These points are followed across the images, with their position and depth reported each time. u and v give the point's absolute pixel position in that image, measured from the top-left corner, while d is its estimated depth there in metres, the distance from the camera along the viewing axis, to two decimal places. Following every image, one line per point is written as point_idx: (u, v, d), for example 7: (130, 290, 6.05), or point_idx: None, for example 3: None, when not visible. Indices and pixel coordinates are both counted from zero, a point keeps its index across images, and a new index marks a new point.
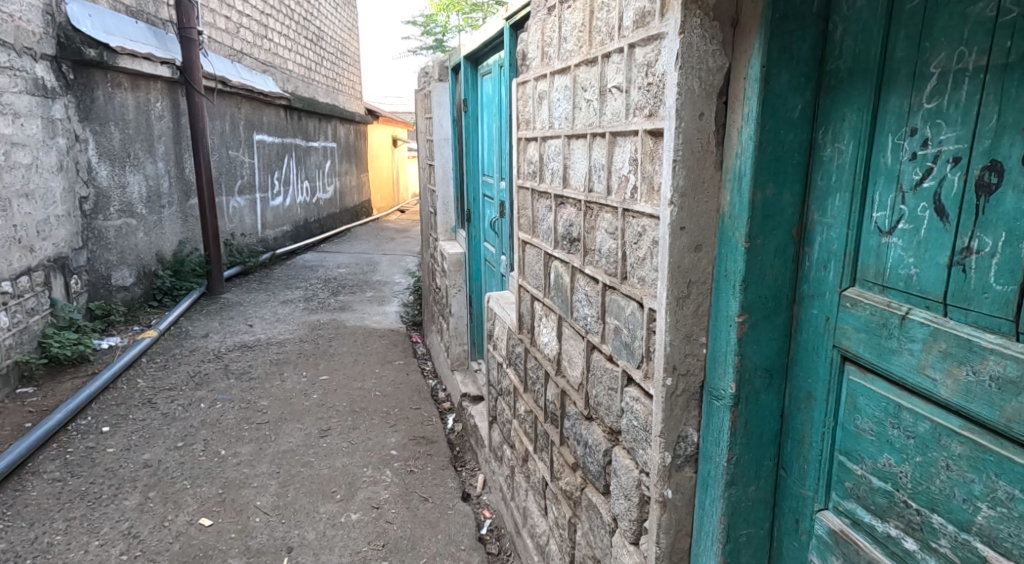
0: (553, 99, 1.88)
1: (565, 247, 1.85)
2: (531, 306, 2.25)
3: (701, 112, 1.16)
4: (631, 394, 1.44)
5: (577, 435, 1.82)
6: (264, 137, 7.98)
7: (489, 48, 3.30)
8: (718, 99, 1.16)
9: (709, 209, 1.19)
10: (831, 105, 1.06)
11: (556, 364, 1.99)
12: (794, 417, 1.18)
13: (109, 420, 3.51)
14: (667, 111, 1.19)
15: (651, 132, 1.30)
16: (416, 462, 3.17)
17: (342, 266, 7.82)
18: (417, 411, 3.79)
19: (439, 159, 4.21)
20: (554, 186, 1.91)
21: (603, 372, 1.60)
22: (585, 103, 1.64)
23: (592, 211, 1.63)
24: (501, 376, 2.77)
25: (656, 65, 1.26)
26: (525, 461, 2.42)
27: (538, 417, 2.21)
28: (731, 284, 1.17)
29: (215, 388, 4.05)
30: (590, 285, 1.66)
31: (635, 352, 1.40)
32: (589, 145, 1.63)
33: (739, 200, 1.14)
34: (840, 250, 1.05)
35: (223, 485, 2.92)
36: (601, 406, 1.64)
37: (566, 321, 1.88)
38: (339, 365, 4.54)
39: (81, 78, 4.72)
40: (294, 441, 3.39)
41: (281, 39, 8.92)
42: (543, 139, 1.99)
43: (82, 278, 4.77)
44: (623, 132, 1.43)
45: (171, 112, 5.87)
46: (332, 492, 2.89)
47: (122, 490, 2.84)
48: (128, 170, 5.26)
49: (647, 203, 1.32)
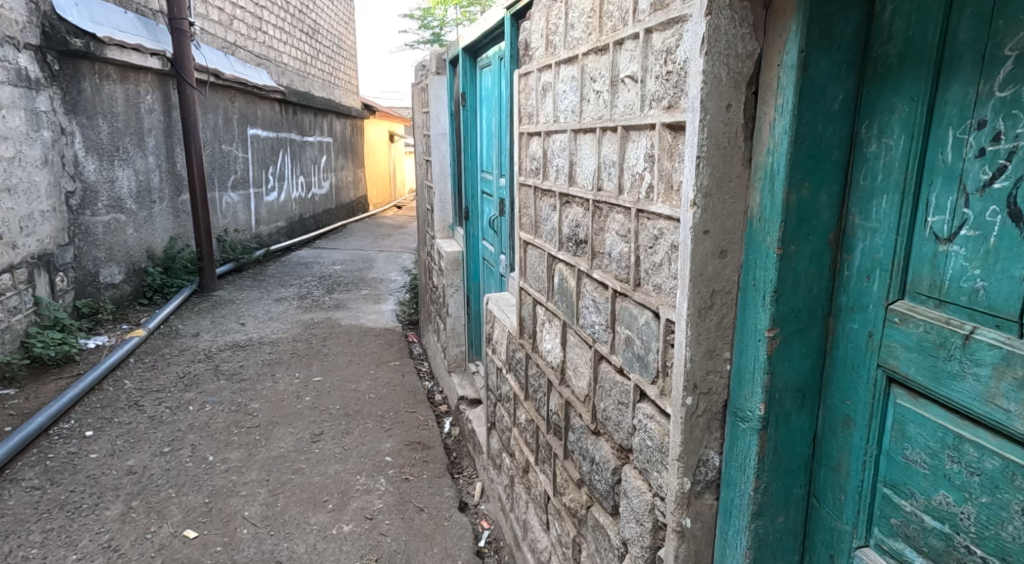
0: (559, 91, 1.76)
1: (570, 249, 1.74)
2: (533, 310, 2.13)
3: (728, 103, 1.04)
4: (644, 411, 1.33)
5: (583, 450, 1.71)
6: (258, 131, 7.84)
7: (489, 40, 3.18)
8: (747, 88, 1.04)
9: (736, 211, 1.08)
10: (877, 95, 0.94)
11: (560, 374, 1.88)
12: (827, 442, 1.06)
13: (93, 423, 3.39)
14: (690, 102, 1.07)
15: (669, 125, 1.18)
16: (411, 470, 3.05)
17: (338, 263, 7.70)
18: (413, 414, 3.68)
19: (436, 155, 4.12)
20: (559, 184, 1.79)
21: (613, 385, 1.49)
22: (593, 94, 1.52)
23: (601, 211, 1.52)
24: (501, 382, 2.66)
25: (677, 51, 1.14)
26: (527, 472, 2.31)
27: (540, 428, 2.10)
28: (760, 295, 1.05)
29: (204, 390, 3.93)
30: (598, 291, 1.55)
31: (649, 366, 1.29)
32: (598, 140, 1.51)
33: (771, 201, 1.02)
34: (885, 258, 0.94)
35: (211, 494, 2.80)
36: (609, 421, 1.53)
37: (571, 328, 1.77)
38: (334, 365, 4.42)
39: (67, 69, 4.58)
40: (285, 446, 3.27)
41: (275, 31, 8.78)
42: (547, 134, 1.87)
43: (68, 275, 4.64)
44: (637, 126, 1.31)
45: (162, 105, 5.73)
46: (324, 502, 2.77)
47: (103, 499, 2.71)
48: (117, 164, 5.13)
49: (664, 203, 1.20)
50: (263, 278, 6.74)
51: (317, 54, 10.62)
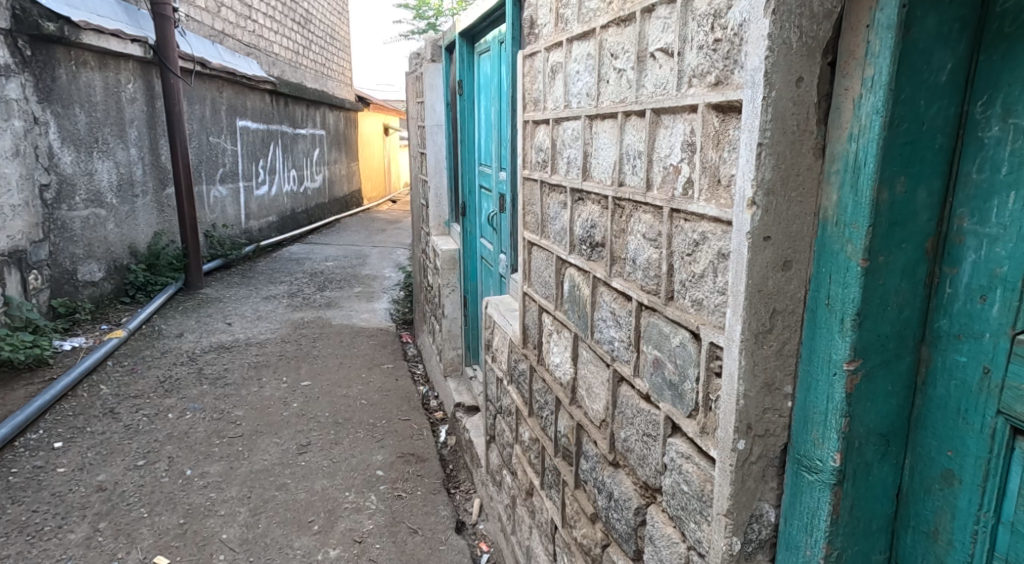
0: (571, 72, 1.54)
1: (584, 252, 1.53)
2: (539, 318, 1.92)
3: (799, 76, 0.83)
4: (677, 448, 1.12)
5: (598, 482, 1.50)
6: (247, 123, 7.59)
7: (488, 24, 2.97)
8: (822, 57, 0.83)
9: (803, 214, 0.87)
10: (1002, 62, 0.73)
11: (570, 393, 1.67)
12: (917, 500, 0.86)
13: (63, 434, 3.16)
14: (750, 76, 0.86)
15: (716, 105, 0.97)
16: (404, 486, 2.84)
17: (331, 259, 7.47)
18: (406, 422, 3.47)
19: (431, 146, 3.92)
20: (571, 178, 1.58)
21: (636, 413, 1.28)
22: (614, 74, 1.31)
23: (623, 209, 1.30)
24: (501, 394, 2.44)
25: (729, 13, 0.93)
26: (531, 495, 2.10)
27: (546, 449, 1.89)
28: (836, 318, 0.84)
29: (186, 396, 3.71)
30: (618, 302, 1.34)
31: (686, 397, 1.08)
32: (619, 127, 1.30)
33: (855, 200, 0.81)
34: (1012, 275, 0.73)
35: (186, 513, 2.58)
36: (631, 453, 1.32)
37: (583, 342, 1.56)
38: (324, 369, 4.20)
39: (40, 54, 4.33)
40: (269, 459, 3.05)
41: (265, 20, 8.50)
42: (555, 121, 1.66)
43: (43, 273, 4.40)
44: (671, 110, 1.09)
45: (145, 94, 5.48)
46: (309, 523, 2.56)
47: (68, 521, 2.49)
48: (95, 156, 4.88)
49: (709, 202, 0.99)
50: (252, 276, 6.49)
51: (309, 44, 10.33)
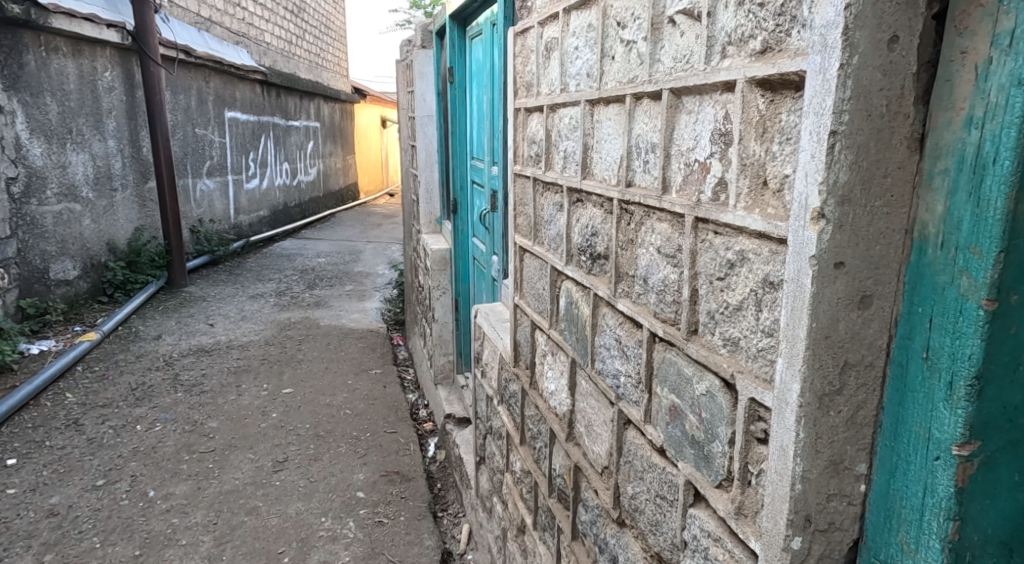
0: (568, 50, 1.29)
1: (583, 264, 1.28)
2: (532, 336, 1.67)
3: (893, 33, 0.58)
4: (700, 524, 0.87)
5: (599, 539, 1.26)
6: (236, 115, 7.32)
7: (479, 4, 2.71)
8: (927, 8, 0.58)
9: (890, 229, 0.62)
10: None
11: (567, 427, 1.42)
12: None
13: (19, 449, 2.92)
14: (820, 33, 0.60)
15: (761, 80, 0.72)
16: (386, 510, 2.59)
17: (323, 255, 7.21)
18: (393, 435, 3.22)
19: (421, 138, 3.67)
20: (568, 175, 1.32)
21: (648, 468, 1.03)
22: (621, 48, 1.05)
23: (631, 216, 1.05)
24: (491, 414, 2.19)
25: None
26: (524, 534, 1.85)
27: (539, 485, 1.65)
28: (941, 381, 0.59)
29: (158, 405, 3.46)
30: (625, 328, 1.09)
31: (718, 465, 0.82)
32: (628, 113, 1.04)
33: (973, 214, 0.56)
34: None
35: (143, 544, 2.34)
36: (640, 514, 1.07)
37: (582, 370, 1.31)
38: (308, 374, 3.96)
39: (5, 40, 4.06)
40: (241, 478, 2.81)
41: (255, 8, 8.22)
42: (550, 108, 1.41)
43: (11, 271, 4.16)
44: (697, 90, 0.84)
45: (124, 83, 5.21)
46: (279, 554, 2.32)
47: (10, 553, 2.25)
48: (68, 147, 4.63)
49: (750, 211, 0.74)
50: (239, 273, 6.25)
51: (303, 34, 10.05)
